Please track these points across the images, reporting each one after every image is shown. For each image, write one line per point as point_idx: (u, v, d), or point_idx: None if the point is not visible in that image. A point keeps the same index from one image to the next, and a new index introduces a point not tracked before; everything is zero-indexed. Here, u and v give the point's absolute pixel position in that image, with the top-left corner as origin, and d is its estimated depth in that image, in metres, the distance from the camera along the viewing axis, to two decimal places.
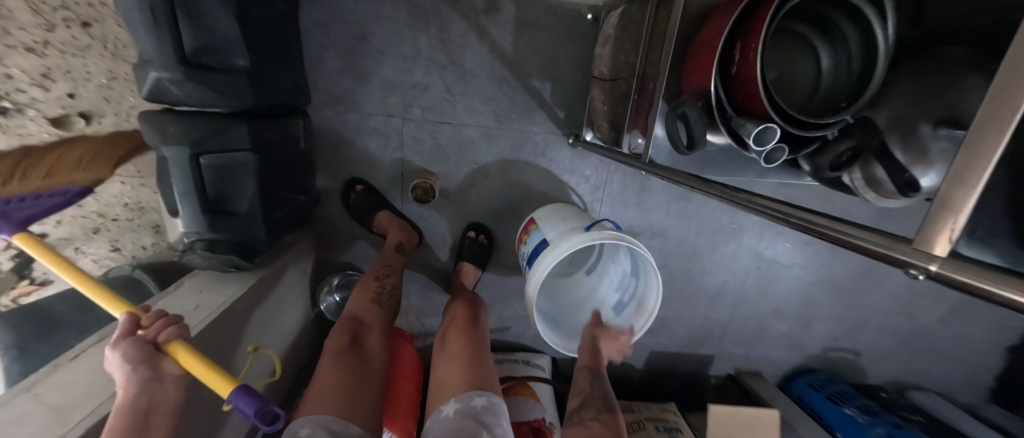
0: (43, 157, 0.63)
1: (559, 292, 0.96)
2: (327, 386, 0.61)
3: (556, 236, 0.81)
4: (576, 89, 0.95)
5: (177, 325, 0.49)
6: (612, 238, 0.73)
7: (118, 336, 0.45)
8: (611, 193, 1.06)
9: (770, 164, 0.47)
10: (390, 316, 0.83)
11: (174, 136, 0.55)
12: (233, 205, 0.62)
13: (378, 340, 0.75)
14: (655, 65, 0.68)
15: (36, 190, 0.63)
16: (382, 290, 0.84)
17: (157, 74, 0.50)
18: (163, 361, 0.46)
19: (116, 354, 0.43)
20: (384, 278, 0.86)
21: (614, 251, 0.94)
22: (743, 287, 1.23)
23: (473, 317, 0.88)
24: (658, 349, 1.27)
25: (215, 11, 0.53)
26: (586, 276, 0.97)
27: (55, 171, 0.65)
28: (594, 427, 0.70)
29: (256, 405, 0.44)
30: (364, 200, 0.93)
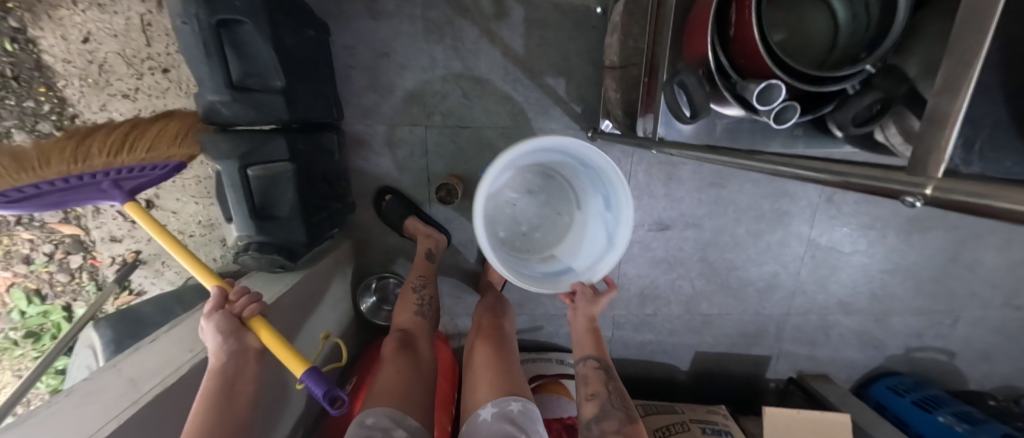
0: (145, 133, 0.70)
1: (540, 247, 0.86)
2: (388, 385, 0.65)
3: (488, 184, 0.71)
4: (590, 82, 0.96)
5: (257, 303, 0.57)
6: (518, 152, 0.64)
7: (211, 308, 0.54)
8: (637, 184, 1.04)
9: (782, 124, 0.45)
10: (431, 324, 0.88)
11: (226, 152, 0.64)
12: (276, 211, 0.71)
13: (426, 346, 0.80)
14: (659, 45, 0.66)
15: (142, 163, 0.69)
16: (423, 302, 0.89)
17: (211, 97, 0.60)
18: (246, 334, 0.55)
19: (211, 325, 0.52)
20: (421, 289, 0.91)
21: (566, 168, 0.81)
22: (797, 279, 1.12)
23: (505, 327, 0.89)
24: (704, 349, 1.18)
25: (256, 41, 0.62)
26: (565, 206, 0.86)
27: (155, 146, 0.71)
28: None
29: (324, 387, 0.50)
30: (394, 207, 0.99)
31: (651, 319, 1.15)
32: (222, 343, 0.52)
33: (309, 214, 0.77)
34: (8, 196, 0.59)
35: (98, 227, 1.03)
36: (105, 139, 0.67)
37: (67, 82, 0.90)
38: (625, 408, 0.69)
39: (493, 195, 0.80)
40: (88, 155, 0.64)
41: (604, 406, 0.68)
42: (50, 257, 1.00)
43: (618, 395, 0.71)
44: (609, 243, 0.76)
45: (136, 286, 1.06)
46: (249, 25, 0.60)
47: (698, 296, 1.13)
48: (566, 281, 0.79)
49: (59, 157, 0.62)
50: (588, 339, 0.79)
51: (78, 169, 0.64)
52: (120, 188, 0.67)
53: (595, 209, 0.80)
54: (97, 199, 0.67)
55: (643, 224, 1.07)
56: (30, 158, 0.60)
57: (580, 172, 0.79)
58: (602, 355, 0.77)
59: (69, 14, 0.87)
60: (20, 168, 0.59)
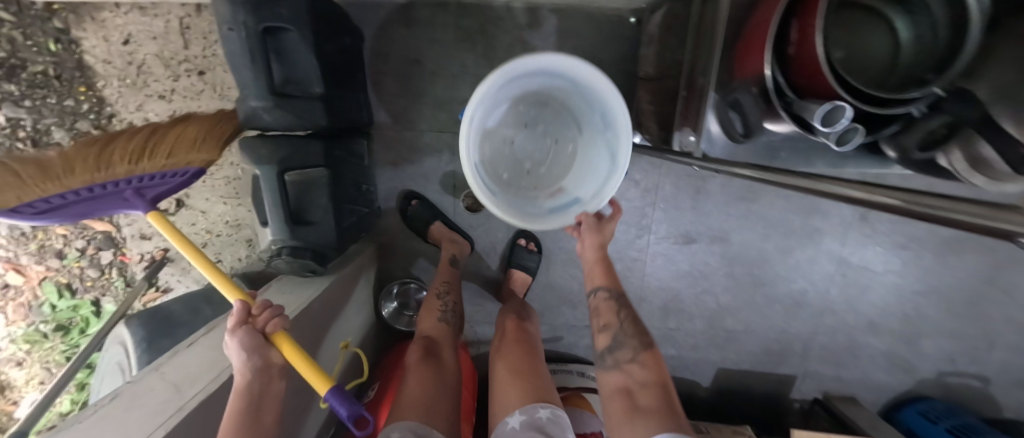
0: (164, 138, 0.71)
1: (544, 181, 0.82)
2: (412, 396, 0.64)
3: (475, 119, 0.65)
4: (621, 92, 0.95)
5: (280, 316, 0.55)
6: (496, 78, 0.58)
7: (234, 323, 0.53)
8: (664, 196, 1.02)
9: (841, 147, 0.43)
10: (456, 330, 0.87)
11: (265, 157, 0.65)
12: (308, 215, 0.71)
13: (450, 354, 0.79)
14: (701, 58, 0.65)
15: (162, 169, 0.69)
16: (446, 307, 0.88)
17: (254, 104, 0.61)
18: (269, 350, 0.54)
19: (234, 341, 0.51)
20: (445, 296, 0.90)
21: (556, 88, 0.75)
22: (826, 297, 1.09)
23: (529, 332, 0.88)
24: (727, 365, 1.15)
25: (299, 49, 0.63)
26: (563, 133, 0.81)
27: (174, 153, 0.71)
28: (635, 371, 0.66)
29: (348, 407, 0.51)
30: (419, 212, 0.99)
31: (673, 333, 1.13)
32: (247, 360, 0.51)
33: (340, 218, 0.77)
34: (36, 206, 0.58)
35: (128, 225, 1.05)
36: (125, 144, 0.66)
37: (106, 82, 0.93)
38: (639, 335, 0.70)
39: (485, 135, 0.75)
40: (110, 162, 0.63)
41: (618, 337, 0.70)
42: (82, 252, 1.03)
43: (631, 321, 0.72)
44: (615, 162, 0.73)
45: (163, 283, 1.08)
46: (293, 33, 0.61)
47: (722, 311, 1.11)
48: (574, 213, 0.77)
49: (82, 165, 0.60)
50: (598, 270, 0.78)
51: (101, 178, 0.62)
52: (142, 197, 0.66)
53: (595, 127, 0.77)
54: (121, 209, 0.65)
55: (669, 237, 1.05)
56: (54, 167, 0.59)
57: (572, 88, 0.75)
58: (612, 284, 0.77)
59: (112, 17, 0.90)
60: (46, 178, 0.58)
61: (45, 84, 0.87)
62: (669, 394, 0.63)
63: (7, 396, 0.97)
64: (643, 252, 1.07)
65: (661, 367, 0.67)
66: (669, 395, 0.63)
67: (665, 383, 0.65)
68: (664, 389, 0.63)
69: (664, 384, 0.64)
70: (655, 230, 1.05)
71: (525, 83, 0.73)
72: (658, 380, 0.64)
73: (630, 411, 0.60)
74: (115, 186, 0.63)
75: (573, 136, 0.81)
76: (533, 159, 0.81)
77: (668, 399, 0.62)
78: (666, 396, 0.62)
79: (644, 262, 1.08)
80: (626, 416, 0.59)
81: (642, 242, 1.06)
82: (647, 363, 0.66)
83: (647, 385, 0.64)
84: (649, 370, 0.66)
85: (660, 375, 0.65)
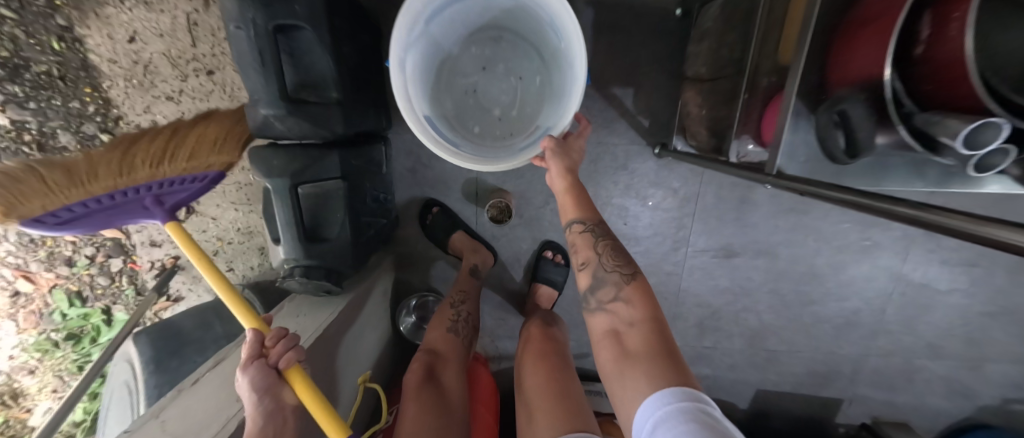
0: (185, 138, 0.63)
1: (520, 122, 0.80)
2: (416, 427, 0.57)
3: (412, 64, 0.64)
4: (661, 93, 0.87)
5: (296, 349, 0.50)
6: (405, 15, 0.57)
7: (248, 358, 0.48)
8: (705, 205, 0.94)
9: (982, 171, 0.36)
10: (466, 345, 0.81)
11: (277, 170, 0.59)
12: (325, 232, 0.65)
13: (455, 376, 0.72)
14: (770, 57, 0.57)
15: (183, 174, 0.62)
16: (458, 318, 0.82)
17: (265, 111, 0.54)
18: (283, 389, 0.48)
19: (245, 380, 0.46)
20: (459, 305, 0.84)
21: (498, 19, 0.74)
22: (880, 316, 0.99)
23: (553, 343, 0.80)
24: (767, 387, 1.07)
25: (316, 49, 0.57)
26: (527, 68, 0.79)
27: (195, 154, 0.64)
28: (621, 310, 0.55)
29: None
30: (439, 221, 0.94)
31: (709, 352, 1.05)
32: (257, 404, 0.45)
33: (359, 234, 0.71)
34: (58, 215, 0.53)
35: (138, 232, 0.99)
36: (146, 144, 0.59)
37: (112, 83, 0.88)
38: (622, 265, 0.58)
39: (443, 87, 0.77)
40: (133, 166, 0.57)
41: (598, 273, 0.59)
42: (92, 259, 0.99)
43: (610, 249, 0.60)
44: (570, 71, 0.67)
45: (174, 293, 1.04)
46: (308, 32, 0.55)
47: (764, 330, 1.02)
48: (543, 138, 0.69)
49: (106, 171, 0.54)
50: (570, 201, 0.65)
51: (123, 184, 0.56)
52: (162, 205, 0.61)
53: (549, 47, 0.72)
54: (135, 216, 0.59)
55: (708, 250, 0.97)
56: (77, 170, 0.53)
57: (512, 13, 0.72)
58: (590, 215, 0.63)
59: (116, 13, 0.83)
60: (71, 183, 0.52)
61: (50, 85, 0.82)
62: (665, 332, 0.51)
63: (20, 404, 0.97)
64: (679, 266, 0.99)
65: (650, 299, 0.55)
66: (664, 330, 0.51)
67: (659, 318, 0.53)
68: (658, 326, 0.51)
69: (658, 320, 0.52)
70: (694, 243, 0.97)
71: (463, 23, 0.73)
72: (650, 316, 0.52)
73: (620, 361, 0.50)
74: (134, 193, 0.58)
75: (538, 70, 0.79)
76: (503, 103, 0.81)
77: (663, 336, 0.50)
78: (662, 334, 0.50)
79: (679, 276, 1.00)
80: (617, 367, 0.49)
81: (678, 255, 0.98)
82: (633, 299, 0.54)
83: (636, 323, 0.52)
84: (637, 306, 0.54)
85: (651, 310, 0.53)
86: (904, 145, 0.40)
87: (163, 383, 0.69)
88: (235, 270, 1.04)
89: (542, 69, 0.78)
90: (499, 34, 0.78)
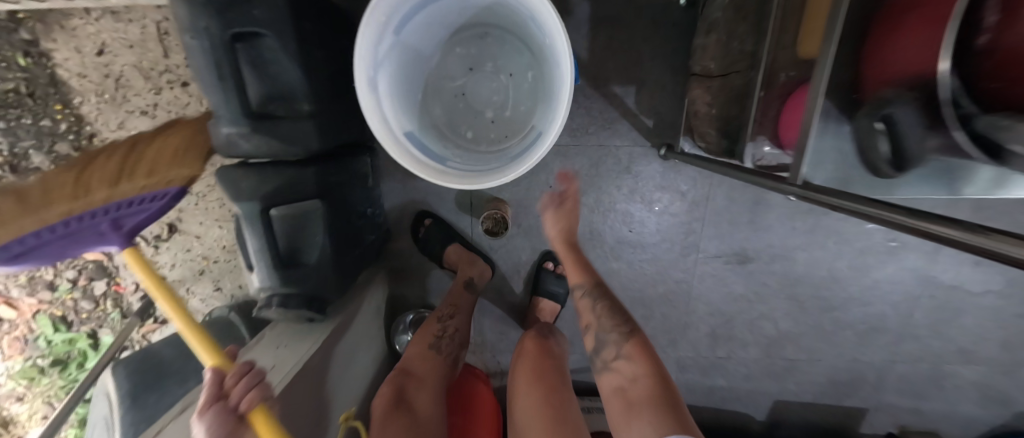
0: (143, 152, 0.57)
1: (512, 123, 0.75)
2: None
3: (395, 75, 0.58)
4: (666, 90, 0.81)
5: (259, 387, 0.44)
6: (378, 24, 0.50)
7: (205, 402, 0.42)
8: (716, 208, 0.87)
9: None
10: (449, 364, 0.75)
11: (245, 192, 0.54)
12: (304, 256, 0.60)
13: (428, 397, 0.65)
14: (790, 49, 0.51)
15: (142, 191, 0.55)
16: (443, 334, 0.76)
17: (227, 129, 0.50)
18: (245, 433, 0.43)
19: (200, 429, 0.40)
20: (447, 320, 0.78)
21: (482, 14, 0.69)
22: (907, 321, 0.93)
23: (551, 359, 0.74)
24: (786, 398, 1.01)
25: (279, 57, 0.51)
26: (517, 64, 0.74)
27: (156, 169, 0.57)
28: (624, 367, 0.58)
29: None
30: (432, 234, 0.89)
31: (723, 362, 0.99)
32: None
33: (342, 256, 0.66)
34: (10, 249, 0.46)
35: (120, 252, 0.96)
36: (103, 161, 0.54)
37: (83, 99, 0.82)
38: (620, 322, 0.62)
39: (429, 93, 0.74)
40: (89, 187, 0.51)
41: (601, 333, 0.63)
42: (75, 282, 0.95)
43: (608, 307, 0.64)
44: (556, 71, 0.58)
45: (160, 315, 1.00)
46: (270, 39, 0.49)
47: (782, 338, 0.96)
48: (533, 149, 0.61)
49: (58, 194, 0.48)
50: (575, 266, 0.70)
51: (79, 207, 0.49)
52: (119, 229, 0.54)
53: (535, 43, 0.65)
54: (95, 244, 0.53)
55: (720, 255, 0.91)
56: (31, 198, 0.47)
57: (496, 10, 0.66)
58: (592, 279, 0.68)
59: (82, 24, 0.78)
60: (22, 211, 0.45)
61: (17, 103, 0.75)
62: (666, 383, 0.53)
63: (11, 433, 0.96)
64: (689, 273, 0.93)
65: (650, 352, 0.58)
66: (668, 384, 0.53)
67: (660, 372, 0.55)
68: (659, 378, 0.54)
69: (660, 374, 0.54)
70: (704, 248, 0.91)
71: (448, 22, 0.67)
72: (650, 368, 0.55)
73: (626, 413, 0.53)
74: (91, 218, 0.51)
75: (528, 65, 0.73)
76: (495, 104, 0.76)
77: (665, 389, 0.52)
78: (665, 388, 0.52)
79: (690, 284, 0.94)
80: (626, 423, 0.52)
81: (688, 261, 0.92)
82: (634, 353, 0.58)
83: (638, 378, 0.55)
84: (637, 361, 0.57)
85: (651, 362, 0.56)
86: (960, 151, 0.34)
87: (141, 420, 0.64)
88: (223, 288, 1.00)
89: (531, 63, 0.72)
90: (485, 32, 0.74)
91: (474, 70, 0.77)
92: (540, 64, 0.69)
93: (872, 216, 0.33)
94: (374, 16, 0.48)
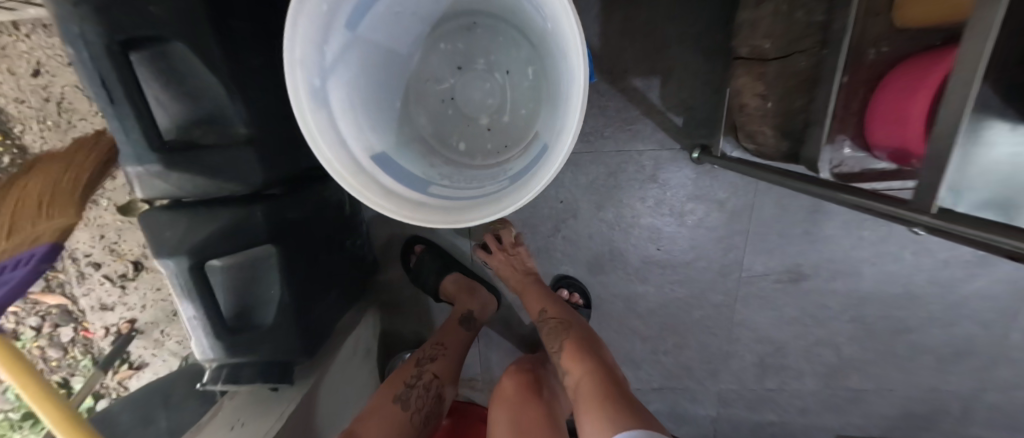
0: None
1: (513, 130, 0.62)
2: None
3: (357, 82, 0.45)
4: (698, 80, 0.66)
5: None
6: (318, 17, 0.37)
7: None
8: (762, 218, 0.73)
9: None
10: (418, 423, 0.58)
11: (169, 244, 0.42)
12: (257, 315, 0.48)
13: None
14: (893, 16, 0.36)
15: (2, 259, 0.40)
16: (416, 382, 0.61)
17: (134, 167, 0.38)
18: None
19: None
20: (426, 363, 0.64)
21: None
22: (1001, 342, 0.77)
23: (536, 395, 0.62)
24: (849, 434, 0.86)
25: (197, 67, 0.39)
26: (515, 59, 0.60)
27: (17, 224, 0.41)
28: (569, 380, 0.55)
29: None
30: (426, 263, 0.76)
31: (774, 395, 0.84)
32: None
33: (312, 307, 0.54)
34: None
35: (85, 295, 0.84)
36: None
37: (25, 127, 0.70)
38: (560, 333, 0.59)
39: (412, 100, 0.62)
40: None
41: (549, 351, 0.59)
42: (37, 330, 0.82)
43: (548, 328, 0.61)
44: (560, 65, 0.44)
45: (137, 358, 0.89)
46: (181, 45, 0.37)
47: (844, 366, 0.81)
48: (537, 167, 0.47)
49: None
50: (525, 297, 0.67)
51: None
52: None
53: (534, 29, 0.51)
54: None
55: (769, 274, 0.76)
56: None
57: None
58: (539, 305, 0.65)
59: (12, 41, 0.67)
60: None
61: None
62: (608, 379, 0.50)
63: None
64: (731, 296, 0.78)
65: (587, 352, 0.55)
66: (612, 379, 0.51)
67: (603, 369, 0.52)
68: (599, 373, 0.51)
69: (598, 370, 0.52)
70: (749, 266, 0.76)
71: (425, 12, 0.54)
72: (587, 367, 0.52)
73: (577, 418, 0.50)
74: None
75: (527, 59, 0.59)
76: (489, 108, 0.63)
77: (607, 384, 0.49)
78: (606, 381, 0.50)
79: (732, 308, 0.79)
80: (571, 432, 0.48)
81: (730, 282, 0.77)
82: (571, 361, 0.55)
83: (579, 383, 0.52)
84: (577, 366, 0.53)
85: (585, 362, 0.53)
86: None
87: None
88: None
89: (531, 57, 0.58)
90: (473, 22, 0.60)
91: (464, 69, 0.63)
92: (541, 56, 0.55)
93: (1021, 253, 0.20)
94: (309, 9, 0.35)
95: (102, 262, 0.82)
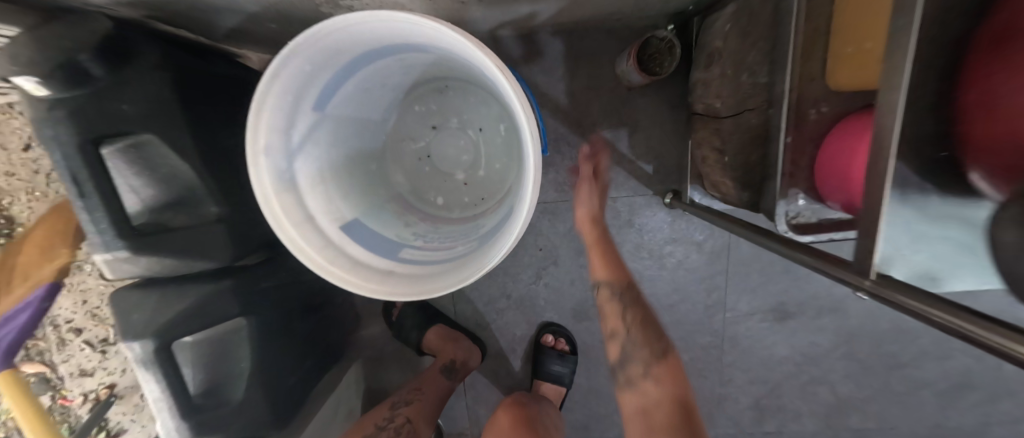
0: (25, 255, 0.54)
1: (490, 183, 0.63)
2: None
3: (326, 155, 0.47)
4: (664, 131, 0.70)
5: None
6: (281, 105, 0.39)
7: None
8: (741, 257, 0.74)
9: None
10: None
11: (137, 326, 0.41)
12: (227, 392, 0.48)
13: None
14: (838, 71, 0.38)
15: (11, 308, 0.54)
16: (387, 425, 0.59)
17: (100, 256, 0.39)
18: None
19: None
20: (400, 407, 0.63)
21: (435, 71, 0.58)
22: (997, 375, 0.76)
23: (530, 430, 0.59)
24: None
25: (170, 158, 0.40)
26: (487, 117, 0.63)
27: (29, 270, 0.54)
28: (649, 388, 0.49)
29: None
30: (409, 315, 0.77)
31: None
32: None
33: (277, 374, 0.54)
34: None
35: (64, 361, 0.81)
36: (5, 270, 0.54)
37: (13, 199, 0.69)
38: (652, 339, 0.51)
39: (390, 161, 0.64)
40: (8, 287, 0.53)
41: (628, 347, 0.51)
42: None
43: (642, 321, 0.52)
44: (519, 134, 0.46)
45: (114, 425, 0.85)
46: (151, 138, 0.39)
47: (843, 405, 0.79)
48: (504, 227, 0.47)
49: None
50: (599, 258, 0.56)
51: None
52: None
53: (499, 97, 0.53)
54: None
55: (755, 314, 0.76)
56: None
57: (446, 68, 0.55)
58: (620, 277, 0.55)
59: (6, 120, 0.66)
60: None
61: None
62: (692, 411, 0.46)
63: None
64: (720, 336, 0.77)
65: (680, 374, 0.49)
66: (694, 415, 0.46)
67: (688, 400, 0.48)
68: (687, 408, 0.47)
69: (686, 400, 0.47)
70: (734, 306, 0.76)
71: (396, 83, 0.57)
72: (679, 398, 0.47)
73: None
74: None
75: (498, 117, 0.61)
76: (464, 164, 0.65)
77: (691, 418, 0.45)
78: (691, 416, 0.46)
79: (722, 349, 0.78)
80: None
81: (717, 322, 0.77)
82: (664, 376, 0.49)
83: (663, 403, 0.47)
84: (667, 386, 0.48)
85: (680, 392, 0.48)
86: None
87: None
88: None
89: (501, 114, 0.60)
90: (445, 85, 0.62)
91: (440, 126, 0.65)
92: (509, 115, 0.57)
93: (961, 333, 0.20)
94: (270, 100, 0.38)
95: (83, 327, 0.80)
